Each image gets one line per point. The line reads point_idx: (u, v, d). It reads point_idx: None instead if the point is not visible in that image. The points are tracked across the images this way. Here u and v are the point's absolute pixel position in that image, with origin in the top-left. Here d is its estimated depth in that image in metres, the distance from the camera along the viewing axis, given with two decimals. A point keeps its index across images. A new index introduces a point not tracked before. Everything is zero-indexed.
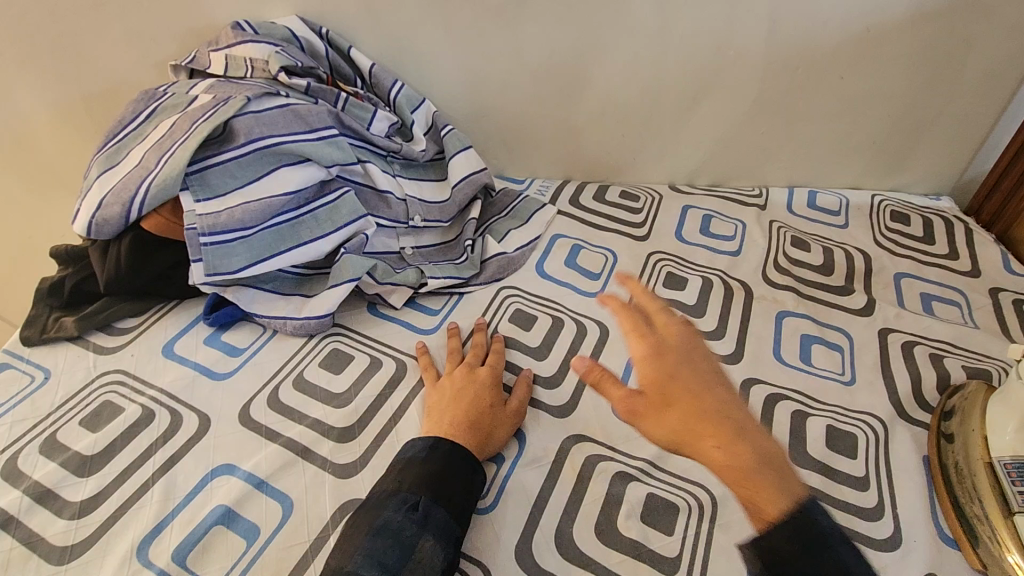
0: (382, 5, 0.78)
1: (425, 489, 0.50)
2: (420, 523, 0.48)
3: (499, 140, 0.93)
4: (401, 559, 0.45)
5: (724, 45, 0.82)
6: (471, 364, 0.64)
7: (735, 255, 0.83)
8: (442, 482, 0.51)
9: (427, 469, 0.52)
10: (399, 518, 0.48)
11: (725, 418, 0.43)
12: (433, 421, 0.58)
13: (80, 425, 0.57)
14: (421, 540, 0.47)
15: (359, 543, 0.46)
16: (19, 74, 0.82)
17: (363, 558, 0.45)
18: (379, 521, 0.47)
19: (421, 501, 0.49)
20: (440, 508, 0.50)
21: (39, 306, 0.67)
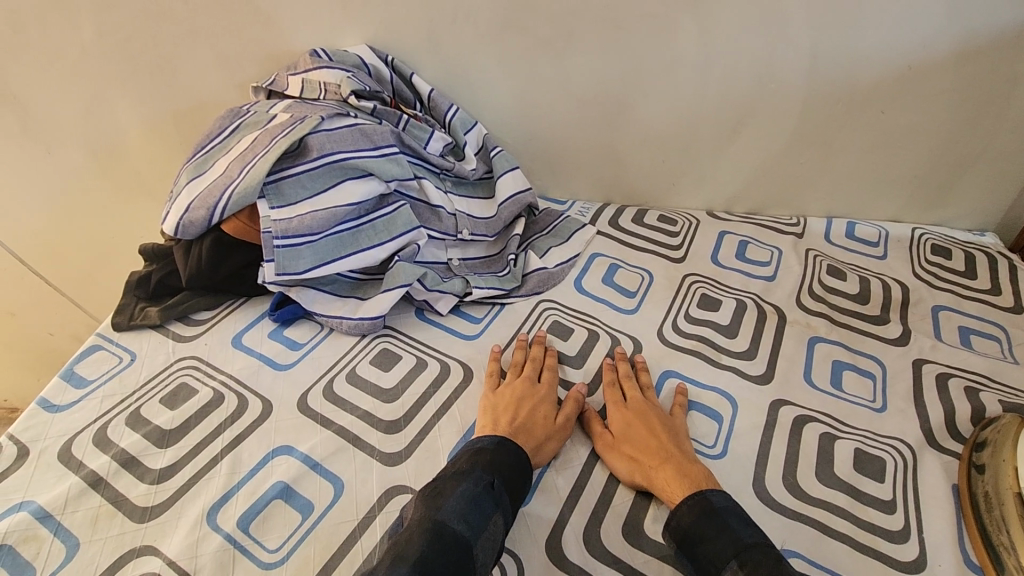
0: (444, 36, 0.85)
1: (497, 472, 0.55)
2: (495, 500, 0.53)
3: (544, 163, 0.98)
4: (478, 528, 0.50)
5: (764, 78, 0.86)
6: (530, 375, 0.68)
7: (770, 280, 0.86)
8: (513, 469, 0.56)
9: (499, 455, 0.57)
10: (478, 490, 0.53)
11: (687, 480, 0.57)
12: (487, 420, 0.62)
13: (161, 402, 0.64)
14: (494, 517, 0.52)
15: (449, 500, 0.51)
16: (122, 92, 0.92)
17: (451, 515, 0.50)
18: (463, 488, 0.52)
19: (496, 481, 0.54)
20: (508, 493, 0.55)
21: (128, 296, 0.75)
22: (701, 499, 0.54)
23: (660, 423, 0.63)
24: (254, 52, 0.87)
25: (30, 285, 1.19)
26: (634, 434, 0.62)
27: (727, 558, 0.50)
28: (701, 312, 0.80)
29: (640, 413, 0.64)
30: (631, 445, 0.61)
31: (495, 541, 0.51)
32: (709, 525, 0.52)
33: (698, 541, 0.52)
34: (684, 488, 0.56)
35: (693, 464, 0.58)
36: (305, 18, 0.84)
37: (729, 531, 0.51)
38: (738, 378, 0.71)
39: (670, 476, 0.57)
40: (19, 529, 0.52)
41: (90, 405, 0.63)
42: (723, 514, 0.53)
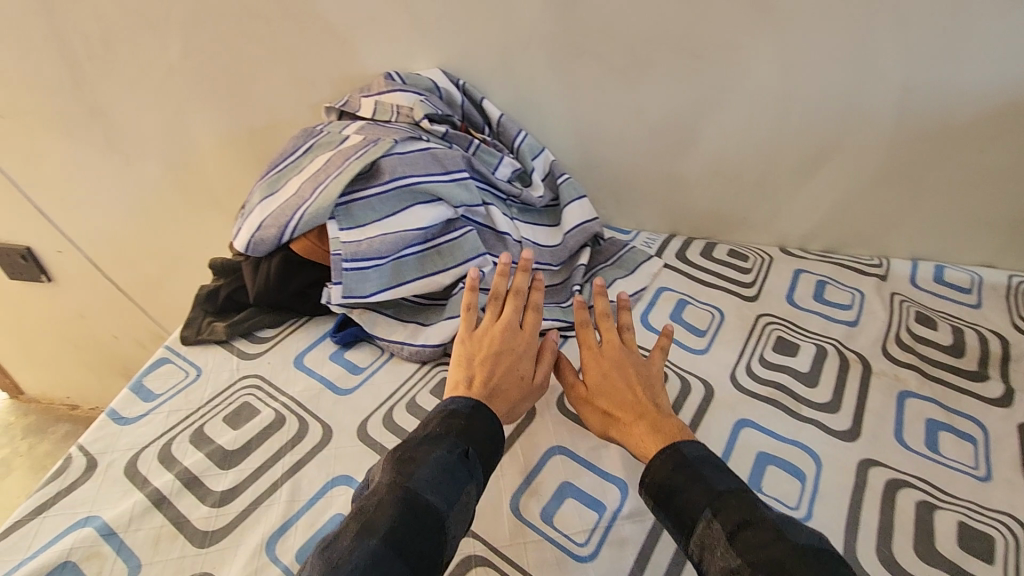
0: (517, 62, 0.84)
1: (471, 440, 0.54)
2: (469, 470, 0.52)
3: (610, 191, 0.95)
4: (451, 499, 0.49)
5: (851, 111, 0.82)
6: (511, 321, 0.65)
7: (852, 325, 0.80)
8: (486, 434, 0.56)
9: (473, 422, 0.56)
10: (452, 460, 0.52)
11: (658, 433, 0.57)
12: (462, 375, 0.61)
13: (224, 421, 0.63)
14: (467, 487, 0.51)
15: (421, 470, 0.50)
16: (201, 108, 0.95)
17: (423, 484, 0.49)
18: (435, 458, 0.51)
19: (470, 450, 0.53)
20: (481, 460, 0.54)
21: (196, 309, 0.76)
22: (673, 453, 0.54)
23: (635, 375, 0.63)
24: (329, 74, 0.89)
25: (100, 288, 1.24)
26: (609, 386, 0.62)
27: (702, 507, 0.49)
28: (777, 356, 0.75)
29: (617, 365, 0.63)
30: (606, 399, 0.62)
31: (468, 511, 0.51)
32: (681, 476, 0.52)
33: (673, 493, 0.51)
34: (656, 444, 0.56)
35: (665, 419, 0.58)
36: (381, 42, 0.85)
37: (702, 482, 0.51)
38: (821, 433, 0.66)
39: (642, 431, 0.58)
40: (83, 546, 0.52)
41: (157, 419, 0.63)
42: (695, 464, 0.52)
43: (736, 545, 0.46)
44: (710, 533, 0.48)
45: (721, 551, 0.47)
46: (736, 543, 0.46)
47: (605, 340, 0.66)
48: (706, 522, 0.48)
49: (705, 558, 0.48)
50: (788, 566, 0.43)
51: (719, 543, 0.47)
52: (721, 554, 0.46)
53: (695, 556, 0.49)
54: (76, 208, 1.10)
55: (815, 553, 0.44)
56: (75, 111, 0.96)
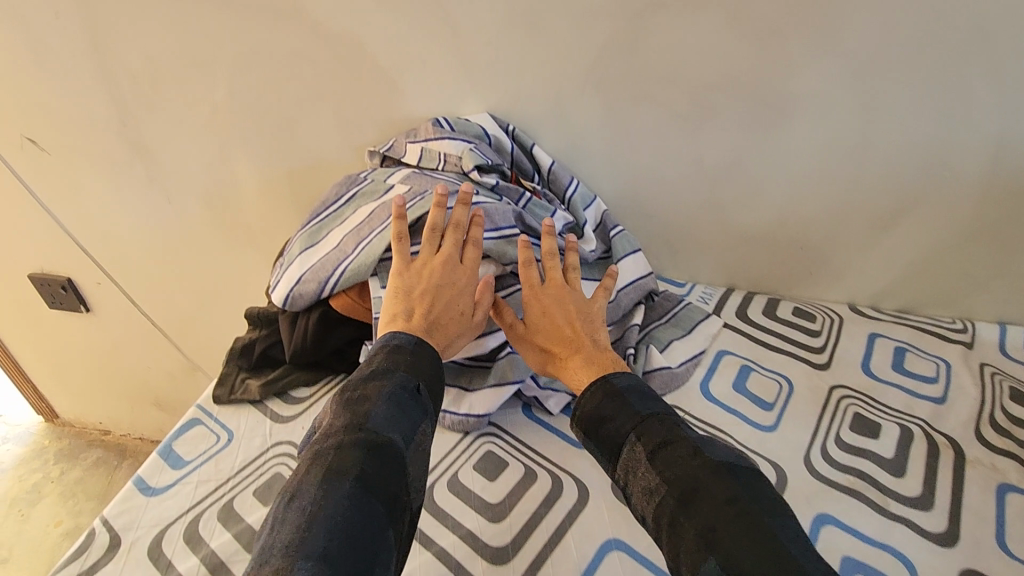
0: (570, 107, 0.79)
1: (420, 375, 0.53)
2: (421, 405, 0.51)
3: (664, 241, 0.90)
4: (408, 437, 0.48)
5: (937, 163, 0.74)
6: (450, 254, 0.63)
7: (940, 402, 0.72)
8: (433, 369, 0.55)
9: (413, 356, 0.54)
10: (405, 395, 0.50)
11: (593, 367, 0.58)
12: (400, 308, 0.59)
13: (254, 495, 0.59)
14: (422, 424, 0.51)
15: (377, 408, 0.48)
16: (243, 148, 0.93)
17: (381, 421, 0.47)
18: (390, 394, 0.49)
19: (421, 386, 0.52)
20: (430, 395, 0.53)
21: (230, 364, 0.72)
22: (604, 385, 0.55)
23: (574, 311, 0.63)
24: (374, 118, 0.86)
25: (136, 320, 1.23)
26: (549, 323, 0.62)
27: (628, 433, 0.50)
28: (856, 437, 0.68)
29: (559, 301, 0.63)
30: (545, 337, 0.62)
31: (425, 444, 0.50)
32: (613, 405, 0.53)
33: (602, 423, 0.52)
34: (590, 378, 0.57)
35: (601, 354, 0.59)
36: (430, 87, 0.82)
37: (626, 408, 0.52)
38: (913, 535, 0.58)
39: (579, 366, 0.59)
40: None
41: (184, 492, 0.59)
42: (623, 393, 0.53)
43: (657, 463, 0.47)
44: (634, 457, 0.49)
45: (642, 471, 0.48)
46: (657, 462, 0.47)
47: (549, 278, 0.65)
48: (631, 447, 0.50)
49: (628, 481, 0.49)
50: (698, 483, 0.44)
51: (640, 463, 0.48)
52: (643, 473, 0.48)
53: (621, 481, 0.50)
54: (116, 242, 1.09)
55: (728, 469, 0.46)
56: (119, 149, 0.96)
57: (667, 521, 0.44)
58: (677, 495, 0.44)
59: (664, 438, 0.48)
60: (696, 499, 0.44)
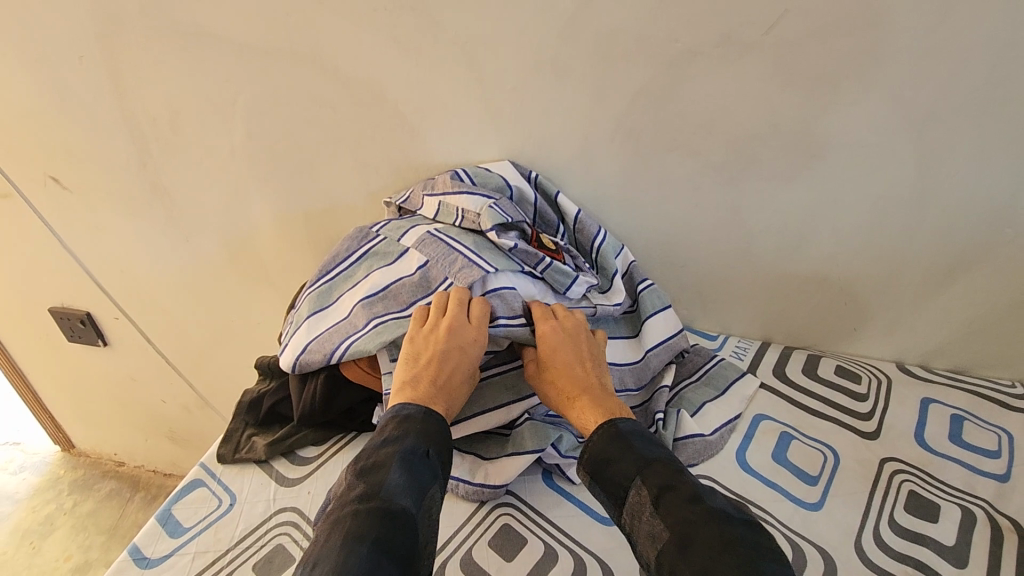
0: (598, 153, 0.76)
1: (431, 439, 0.53)
2: (433, 470, 0.51)
3: (695, 292, 0.85)
4: (420, 503, 0.48)
5: (999, 218, 0.69)
6: (457, 315, 0.59)
7: (1006, 480, 0.65)
8: (442, 432, 0.54)
9: (423, 424, 0.53)
10: (417, 460, 0.50)
11: (604, 408, 0.57)
12: (408, 375, 0.57)
13: (253, 571, 0.55)
14: (434, 489, 0.50)
15: (390, 475, 0.48)
16: (262, 190, 0.92)
17: (394, 489, 0.47)
18: (402, 458, 0.49)
19: (433, 450, 0.52)
20: (442, 459, 0.53)
21: (237, 420, 0.69)
22: (609, 427, 0.55)
23: (582, 352, 0.62)
24: (393, 162, 0.84)
25: (151, 355, 1.22)
26: (560, 368, 0.60)
27: (632, 476, 0.51)
28: (913, 521, 0.61)
29: (569, 340, 0.62)
30: (559, 381, 0.60)
31: (434, 509, 0.50)
32: (616, 448, 0.53)
33: (607, 465, 0.53)
34: (598, 419, 0.56)
35: (609, 397, 0.59)
36: (451, 131, 0.79)
37: (630, 450, 0.52)
38: None
39: (587, 408, 0.57)
40: None
41: (179, 564, 0.55)
42: (628, 436, 0.53)
43: (661, 510, 0.47)
44: (638, 500, 0.49)
45: (647, 515, 0.48)
46: (661, 507, 0.47)
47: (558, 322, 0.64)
48: (636, 490, 0.50)
49: (634, 525, 0.49)
50: (695, 527, 0.45)
51: (645, 508, 0.49)
52: (647, 519, 0.48)
53: (625, 523, 0.50)
54: (134, 279, 1.08)
55: (727, 515, 0.46)
56: (139, 188, 0.95)
57: (668, 568, 0.45)
58: (676, 537, 0.45)
59: (668, 482, 0.49)
60: (693, 542, 0.44)
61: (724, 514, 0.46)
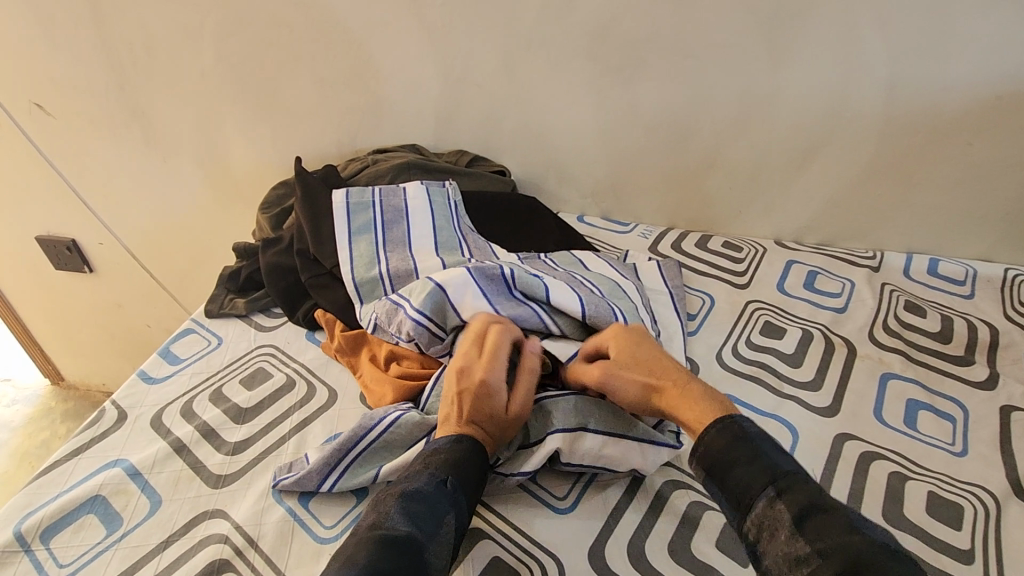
0: (518, 61, 0.90)
1: (452, 469, 0.51)
2: (448, 499, 0.48)
3: (611, 186, 1.00)
4: (430, 532, 0.45)
5: (840, 106, 0.85)
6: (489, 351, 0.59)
7: (840, 311, 0.83)
8: (468, 461, 0.52)
9: (452, 452, 0.52)
10: (429, 491, 0.48)
11: (707, 396, 0.54)
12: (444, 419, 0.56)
13: (240, 383, 0.69)
14: (447, 515, 0.47)
15: (393, 504, 0.47)
16: (230, 109, 1.03)
17: (398, 516, 0.45)
18: (410, 488, 0.48)
19: (449, 479, 0.50)
20: (464, 492, 0.50)
21: (220, 287, 0.83)
22: (729, 422, 0.51)
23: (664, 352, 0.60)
24: (347, 78, 0.96)
25: (136, 279, 1.33)
26: (645, 364, 0.58)
27: (765, 484, 0.46)
28: (764, 339, 0.78)
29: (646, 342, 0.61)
30: (650, 376, 0.57)
31: (451, 542, 0.47)
32: (741, 451, 0.49)
33: (729, 467, 0.48)
34: (711, 410, 0.52)
35: (716, 389, 0.55)
36: (395, 48, 0.92)
37: (762, 457, 0.48)
38: (801, 408, 0.69)
39: (692, 400, 0.54)
40: (112, 483, 0.58)
41: (179, 381, 0.69)
42: (756, 440, 0.49)
43: (806, 531, 0.43)
44: (772, 513, 0.45)
45: (783, 536, 0.43)
46: (806, 528, 0.43)
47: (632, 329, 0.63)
48: (769, 502, 0.45)
49: (762, 540, 0.45)
50: (864, 560, 0.39)
51: (783, 525, 0.44)
52: (784, 537, 0.43)
53: (752, 537, 0.46)
54: (118, 203, 1.19)
55: (891, 550, 0.40)
56: (118, 112, 1.06)
57: None
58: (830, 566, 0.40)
59: (810, 501, 0.44)
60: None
61: (870, 540, 0.41)
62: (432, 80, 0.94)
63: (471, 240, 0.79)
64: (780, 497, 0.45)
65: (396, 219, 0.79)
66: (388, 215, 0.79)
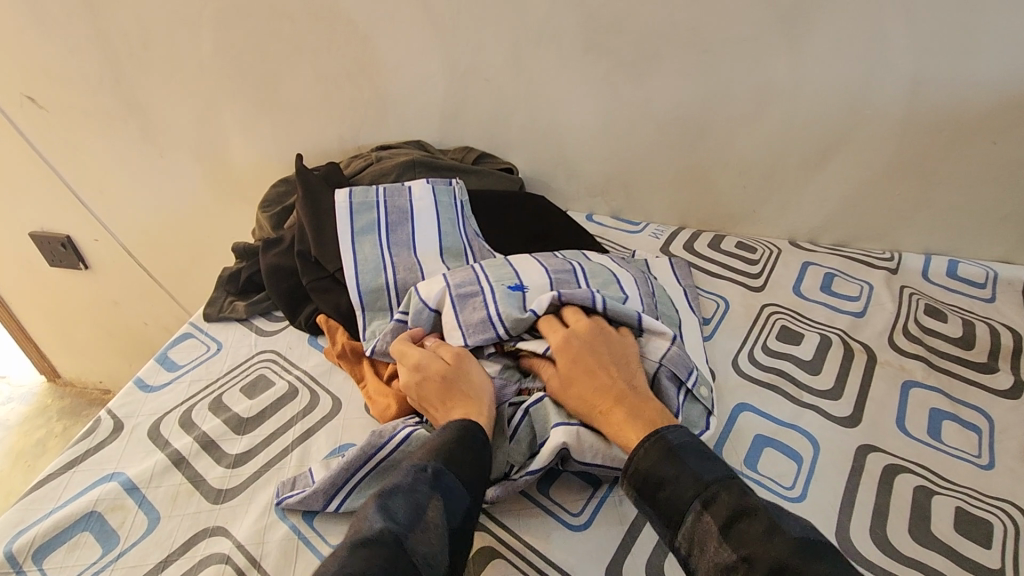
0: (528, 55, 0.86)
1: (433, 455, 0.50)
2: (430, 484, 0.47)
3: (621, 184, 0.97)
4: (412, 521, 0.44)
5: (862, 103, 0.82)
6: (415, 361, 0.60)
7: (859, 315, 0.80)
8: (451, 443, 0.51)
9: (436, 440, 0.51)
10: (408, 483, 0.47)
11: (640, 416, 0.54)
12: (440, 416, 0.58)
13: (240, 391, 0.67)
14: (430, 500, 0.46)
15: (371, 503, 0.45)
16: (229, 103, 1.00)
17: (376, 513, 0.44)
18: (388, 485, 0.47)
19: (429, 466, 0.49)
20: (451, 471, 0.49)
21: (219, 289, 0.80)
22: (657, 440, 0.50)
23: (608, 359, 0.59)
24: (349, 71, 0.93)
25: (133, 276, 1.30)
26: (580, 371, 0.58)
27: (690, 499, 0.46)
28: (781, 345, 0.76)
29: (590, 343, 0.60)
30: (588, 387, 0.57)
31: (441, 526, 0.45)
32: (666, 465, 0.48)
33: (658, 486, 0.47)
34: (639, 434, 0.52)
35: (649, 405, 0.55)
36: (400, 41, 0.89)
37: (686, 470, 0.47)
38: (821, 418, 0.67)
39: (624, 421, 0.54)
40: (108, 498, 0.55)
41: (178, 388, 0.67)
42: (680, 451, 0.48)
43: (731, 540, 0.42)
44: (700, 527, 0.44)
45: (712, 547, 0.43)
46: (731, 538, 0.43)
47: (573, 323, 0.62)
48: (696, 515, 0.45)
49: (694, 553, 0.44)
50: (789, 565, 0.40)
51: (711, 537, 0.44)
52: (713, 547, 0.43)
53: (685, 551, 0.45)
54: (114, 198, 1.16)
55: (812, 547, 0.41)
56: (113, 105, 1.02)
57: None
58: None
59: (738, 506, 0.44)
60: None
61: (795, 542, 0.41)
62: (438, 74, 0.91)
63: (477, 245, 0.77)
64: (707, 508, 0.45)
65: (403, 220, 0.76)
66: (393, 216, 0.76)
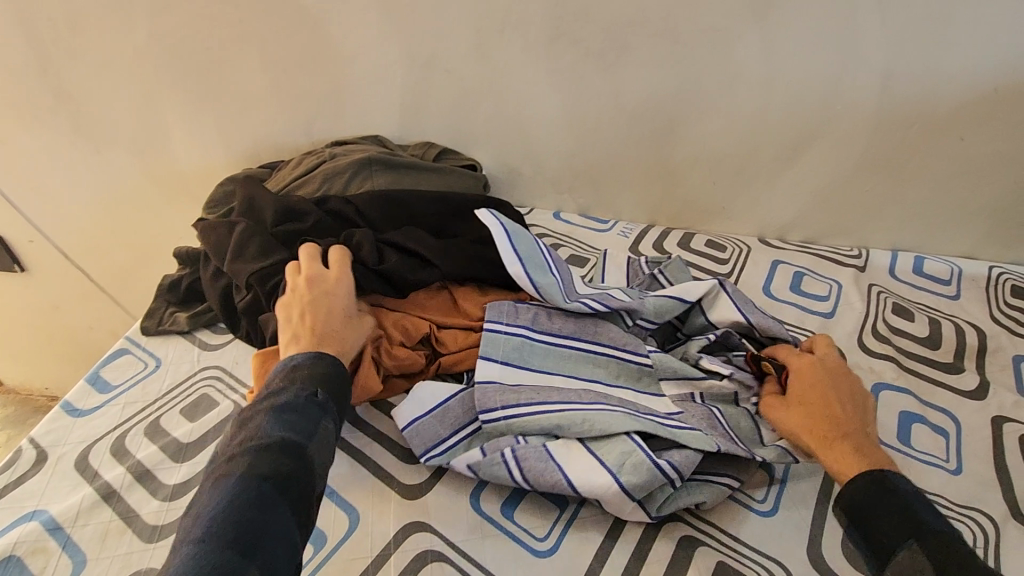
0: (491, 45, 0.82)
1: (322, 382, 0.51)
2: (320, 407, 0.49)
3: (589, 181, 0.94)
4: (307, 436, 0.45)
5: (832, 98, 0.80)
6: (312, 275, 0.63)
7: (828, 316, 0.79)
8: (333, 375, 0.52)
9: (316, 369, 0.52)
10: (301, 402, 0.48)
11: (861, 454, 0.53)
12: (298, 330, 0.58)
13: (180, 414, 0.62)
14: (322, 424, 0.48)
15: (268, 416, 0.45)
16: (169, 94, 0.93)
17: (275, 426, 0.45)
18: (281, 402, 0.47)
19: (319, 393, 0.50)
20: (334, 401, 0.51)
21: (159, 300, 0.75)
22: (881, 477, 0.50)
23: (844, 396, 0.58)
24: (300, 60, 0.87)
25: (73, 279, 1.22)
26: (819, 397, 0.58)
27: (906, 537, 0.47)
28: None
29: (830, 374, 0.60)
30: (821, 413, 0.57)
31: (330, 444, 0.47)
32: (888, 503, 0.49)
33: (869, 518, 0.49)
34: (858, 466, 0.52)
35: (876, 448, 0.54)
36: (354, 27, 0.83)
37: (904, 509, 0.48)
38: None
39: (846, 454, 0.53)
40: (28, 541, 0.50)
41: (111, 412, 0.62)
42: (904, 492, 0.49)
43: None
44: (910, 563, 0.46)
45: None
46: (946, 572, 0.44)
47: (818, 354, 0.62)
48: (910, 552, 0.46)
49: None
50: None
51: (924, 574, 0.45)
52: None
53: None
54: (48, 196, 1.08)
55: None
56: (41, 96, 0.94)
57: None
58: None
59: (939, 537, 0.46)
60: None
61: None
62: (395, 64, 0.86)
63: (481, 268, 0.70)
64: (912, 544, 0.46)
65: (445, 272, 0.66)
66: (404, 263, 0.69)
